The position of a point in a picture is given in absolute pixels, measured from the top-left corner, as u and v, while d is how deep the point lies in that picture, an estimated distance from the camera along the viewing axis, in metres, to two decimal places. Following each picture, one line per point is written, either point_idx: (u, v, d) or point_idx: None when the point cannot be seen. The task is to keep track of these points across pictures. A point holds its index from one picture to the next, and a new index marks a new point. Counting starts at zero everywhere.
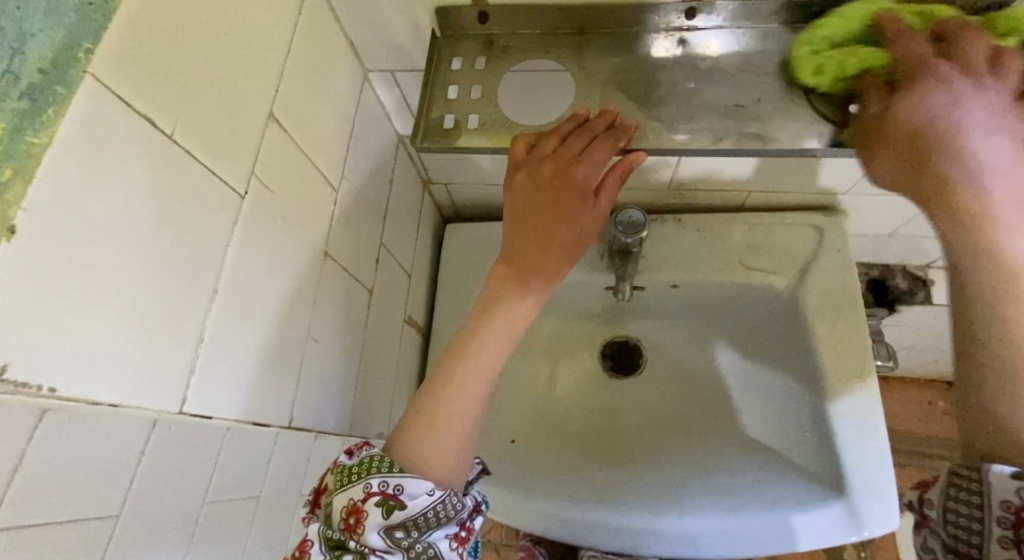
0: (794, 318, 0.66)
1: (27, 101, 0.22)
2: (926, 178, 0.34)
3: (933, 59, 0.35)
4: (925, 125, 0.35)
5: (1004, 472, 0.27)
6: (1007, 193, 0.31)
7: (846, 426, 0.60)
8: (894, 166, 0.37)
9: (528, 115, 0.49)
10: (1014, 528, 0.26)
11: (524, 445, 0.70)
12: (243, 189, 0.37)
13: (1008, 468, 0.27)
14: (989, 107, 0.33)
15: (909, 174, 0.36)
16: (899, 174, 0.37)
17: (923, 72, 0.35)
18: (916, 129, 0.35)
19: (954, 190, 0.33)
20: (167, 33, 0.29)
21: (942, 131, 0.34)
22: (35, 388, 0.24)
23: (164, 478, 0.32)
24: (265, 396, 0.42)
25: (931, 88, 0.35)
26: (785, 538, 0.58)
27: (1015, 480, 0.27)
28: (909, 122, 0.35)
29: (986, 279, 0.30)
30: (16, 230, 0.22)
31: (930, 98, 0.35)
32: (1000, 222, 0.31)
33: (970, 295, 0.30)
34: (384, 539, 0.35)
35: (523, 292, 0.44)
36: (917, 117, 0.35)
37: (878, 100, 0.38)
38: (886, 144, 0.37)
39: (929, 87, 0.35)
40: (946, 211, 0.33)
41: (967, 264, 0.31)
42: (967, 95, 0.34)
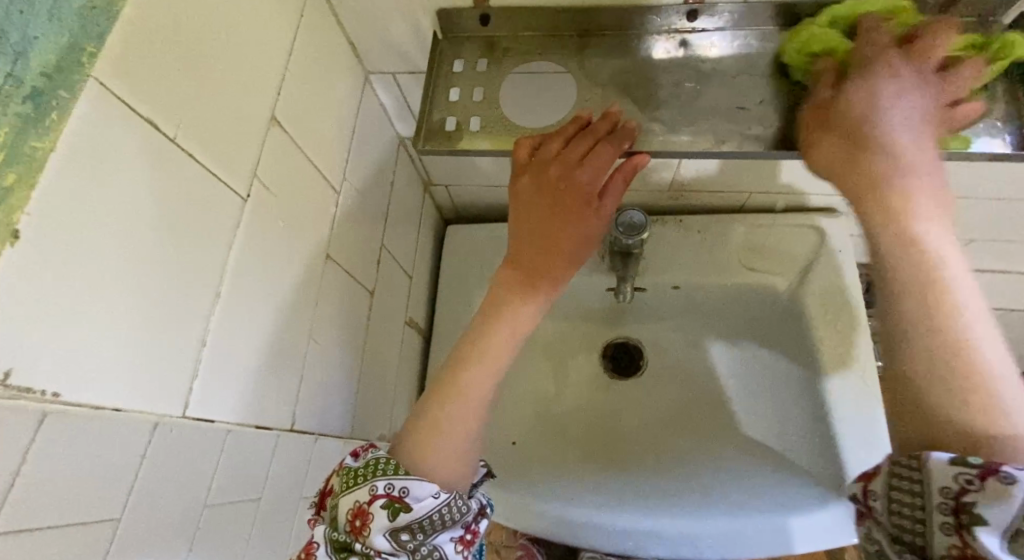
0: (795, 319, 0.66)
1: (30, 106, 0.22)
2: (863, 167, 0.35)
3: (881, 56, 0.38)
4: (868, 117, 0.36)
5: (939, 459, 0.25)
6: (923, 191, 0.33)
7: (847, 427, 0.60)
8: (835, 154, 0.37)
9: (529, 116, 0.49)
10: (958, 514, 0.24)
11: (525, 446, 0.70)
12: (245, 192, 0.37)
13: (944, 455, 0.25)
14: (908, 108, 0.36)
15: (837, 163, 0.37)
16: (831, 162, 0.38)
17: (868, 69, 0.38)
18: (858, 123, 0.36)
19: (884, 181, 0.34)
20: (170, 36, 0.29)
21: (880, 125, 0.35)
22: (38, 392, 0.24)
23: (165, 481, 0.32)
24: (266, 398, 0.42)
25: (879, 82, 0.37)
26: (784, 540, 0.57)
27: (952, 465, 0.25)
28: (854, 115, 0.37)
29: (912, 268, 0.30)
30: (21, 234, 0.22)
31: (869, 95, 0.37)
32: (917, 212, 0.32)
33: (913, 277, 0.30)
34: (390, 542, 0.35)
35: (529, 295, 0.44)
36: (851, 110, 0.37)
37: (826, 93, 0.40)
38: (826, 133, 0.39)
39: (874, 82, 0.37)
40: (865, 199, 0.34)
41: (891, 248, 0.32)
42: (889, 95, 0.36)
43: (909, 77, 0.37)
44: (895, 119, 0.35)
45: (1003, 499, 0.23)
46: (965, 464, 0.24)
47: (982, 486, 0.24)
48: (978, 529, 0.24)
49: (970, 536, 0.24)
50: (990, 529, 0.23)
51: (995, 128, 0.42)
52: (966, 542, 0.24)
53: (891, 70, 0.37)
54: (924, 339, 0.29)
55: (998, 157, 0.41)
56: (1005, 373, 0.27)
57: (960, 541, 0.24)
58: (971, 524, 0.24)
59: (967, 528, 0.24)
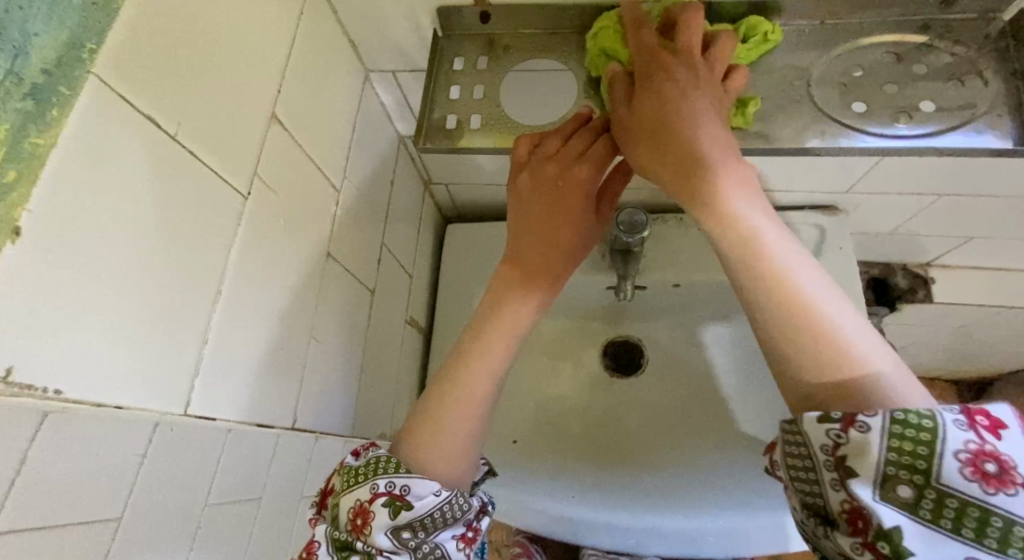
0: None
1: (30, 102, 0.22)
2: (671, 155, 0.34)
3: (659, 51, 0.39)
4: (666, 108, 0.36)
5: (810, 417, 0.26)
6: (733, 167, 0.33)
7: None
8: (644, 152, 0.36)
9: (525, 113, 0.50)
10: (837, 469, 0.25)
11: (525, 445, 0.70)
12: (246, 190, 0.37)
13: (814, 413, 0.26)
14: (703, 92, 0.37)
15: (651, 159, 0.36)
16: (646, 161, 0.36)
17: (657, 63, 0.38)
18: (659, 114, 0.36)
19: (698, 170, 0.33)
20: (170, 33, 0.29)
21: (686, 110, 0.35)
22: (40, 389, 0.24)
23: (166, 479, 0.32)
24: (267, 397, 0.41)
25: (665, 73, 0.37)
26: (784, 537, 0.58)
27: (821, 422, 0.25)
28: (652, 108, 0.36)
29: (755, 272, 0.29)
30: (22, 231, 0.22)
31: (674, 81, 0.37)
32: (733, 199, 0.32)
33: (755, 267, 0.30)
34: (392, 540, 0.36)
35: (529, 293, 0.44)
36: (656, 101, 0.36)
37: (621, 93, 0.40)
38: (632, 132, 0.38)
39: (660, 76, 0.37)
40: (692, 195, 0.33)
41: (730, 243, 0.31)
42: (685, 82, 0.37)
43: (689, 61, 0.39)
44: (694, 103, 0.36)
45: (865, 448, 0.24)
46: (830, 418, 0.25)
47: (847, 437, 0.24)
48: (852, 481, 0.24)
49: (848, 490, 0.24)
50: (862, 480, 0.24)
51: (996, 123, 0.42)
52: (850, 498, 0.24)
53: (680, 61, 0.38)
54: (779, 322, 0.28)
55: (999, 152, 0.41)
56: (853, 332, 0.27)
57: (843, 496, 0.25)
58: (848, 477, 0.24)
59: (844, 482, 0.25)
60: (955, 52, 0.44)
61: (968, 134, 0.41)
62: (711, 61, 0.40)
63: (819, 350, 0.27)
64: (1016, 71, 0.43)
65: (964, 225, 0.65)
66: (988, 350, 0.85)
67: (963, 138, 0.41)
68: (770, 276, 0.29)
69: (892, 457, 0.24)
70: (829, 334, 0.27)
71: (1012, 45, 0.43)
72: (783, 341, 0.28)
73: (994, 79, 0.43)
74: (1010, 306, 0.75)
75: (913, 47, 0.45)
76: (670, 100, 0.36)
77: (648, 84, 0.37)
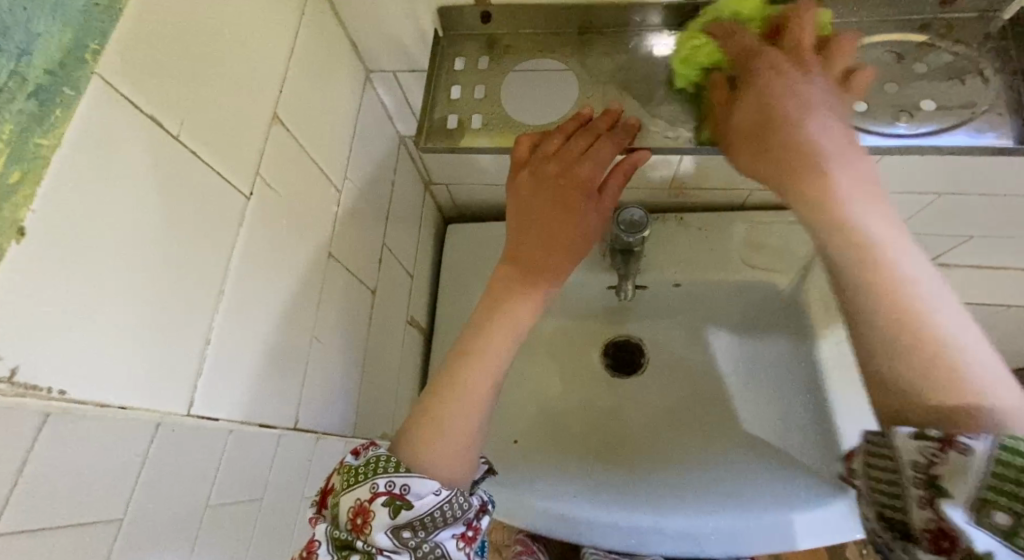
0: (796, 316, 0.66)
1: (35, 102, 0.22)
2: (776, 153, 0.33)
3: (760, 50, 0.37)
4: (767, 109, 0.34)
5: (906, 433, 0.25)
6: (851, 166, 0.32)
7: (848, 423, 0.60)
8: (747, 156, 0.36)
9: (528, 114, 0.49)
10: (927, 487, 0.24)
11: (526, 444, 0.70)
12: (248, 190, 0.37)
13: (910, 429, 0.25)
14: (822, 93, 0.35)
15: (757, 155, 0.35)
16: (750, 158, 0.36)
17: (755, 64, 0.37)
18: (760, 115, 0.35)
19: (811, 164, 0.32)
20: (173, 33, 0.29)
21: (792, 109, 0.34)
22: (45, 389, 0.24)
23: (168, 480, 0.32)
24: (269, 397, 0.41)
25: (761, 74, 0.36)
26: (784, 536, 0.58)
27: (916, 439, 0.24)
28: (755, 109, 0.35)
29: (858, 275, 0.28)
30: (26, 231, 0.22)
31: (783, 78, 0.35)
32: (847, 196, 0.30)
33: (866, 272, 0.28)
34: (391, 539, 0.35)
35: (528, 290, 0.44)
36: (760, 100, 0.35)
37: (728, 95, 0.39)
38: (738, 131, 0.37)
39: (759, 76, 0.36)
40: (795, 192, 0.32)
41: (834, 239, 0.29)
42: (797, 79, 0.35)
43: (813, 60, 0.37)
44: (806, 102, 0.34)
45: (962, 470, 0.23)
46: (927, 436, 0.24)
47: (943, 458, 0.23)
48: (943, 502, 0.23)
49: (937, 511, 0.23)
50: (955, 503, 0.23)
51: (997, 122, 0.42)
52: (938, 517, 0.23)
53: (792, 62, 0.36)
54: (885, 326, 0.27)
55: (1000, 151, 0.41)
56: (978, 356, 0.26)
57: (933, 515, 0.24)
58: (938, 497, 0.23)
59: (933, 502, 0.23)
60: (956, 51, 0.44)
61: (967, 134, 0.42)
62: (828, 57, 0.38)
63: (930, 361, 0.25)
64: (1016, 69, 0.43)
65: None
66: None
67: (962, 137, 0.41)
68: (884, 280, 0.27)
69: (991, 482, 0.22)
70: (935, 346, 0.26)
71: (1012, 44, 0.43)
72: (894, 349, 0.26)
73: (994, 78, 0.43)
74: None
75: (913, 46, 0.45)
76: (773, 96, 0.35)
77: (749, 85, 0.37)
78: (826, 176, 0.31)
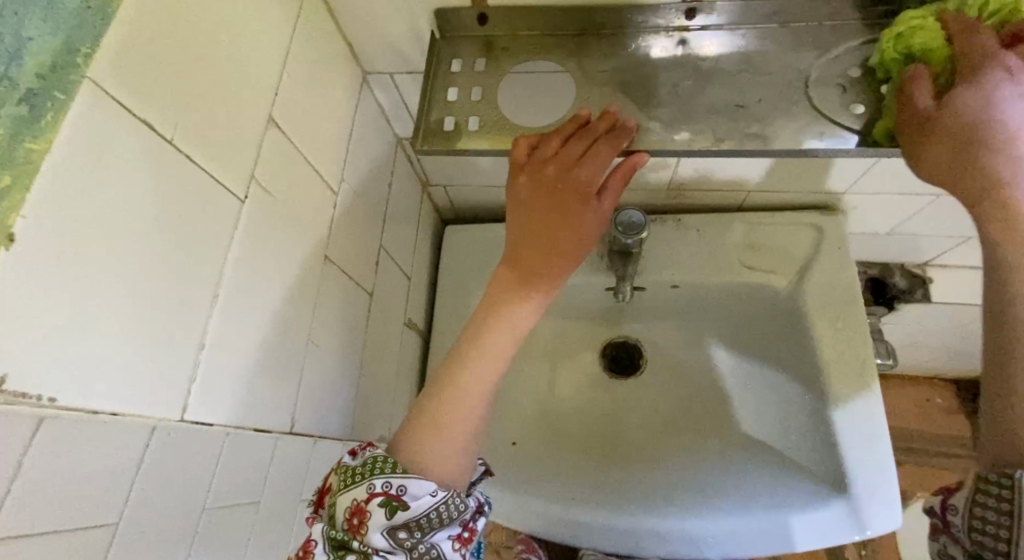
0: (794, 316, 0.66)
1: (26, 106, 0.22)
2: (980, 176, 0.32)
3: (1003, 57, 0.34)
4: (988, 118, 0.32)
5: None
6: None
7: (846, 425, 0.60)
8: (938, 154, 0.34)
9: (526, 116, 0.49)
10: None
11: (524, 446, 0.70)
12: (243, 193, 0.37)
13: None
14: None
15: (955, 172, 0.33)
16: (946, 170, 0.34)
17: (998, 69, 0.34)
18: (981, 121, 0.32)
19: (1011, 194, 0.31)
20: (166, 35, 0.29)
21: (1004, 129, 0.32)
22: (35, 397, 0.23)
23: (164, 484, 0.32)
24: (265, 401, 0.41)
25: (1002, 84, 0.33)
26: (784, 539, 0.58)
27: None
28: (973, 114, 0.33)
29: None
30: (16, 237, 0.22)
31: (999, 93, 0.33)
32: None
33: None
34: (387, 540, 0.35)
35: (525, 295, 0.44)
36: (977, 113, 0.33)
37: (923, 97, 0.36)
38: (932, 137, 0.34)
39: (999, 84, 0.33)
40: (999, 217, 0.31)
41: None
42: (1023, 93, 0.33)
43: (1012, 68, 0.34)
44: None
45: None
46: None
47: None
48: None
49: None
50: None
51: None
52: None
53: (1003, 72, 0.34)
54: None
55: None
56: None
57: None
58: None
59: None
60: None
61: None
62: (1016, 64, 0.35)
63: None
64: None
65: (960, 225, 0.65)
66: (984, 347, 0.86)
67: None
68: None
69: None
70: None
71: None
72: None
73: None
74: None
75: None
76: (995, 113, 0.32)
77: (969, 87, 0.34)
78: None
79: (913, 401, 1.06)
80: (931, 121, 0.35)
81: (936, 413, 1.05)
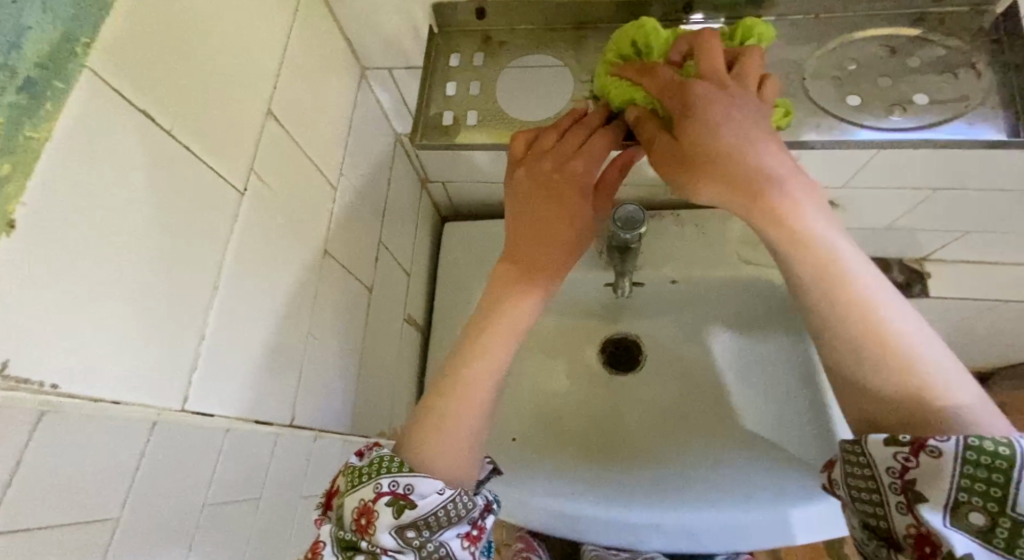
0: (794, 308, 0.67)
1: (25, 96, 0.22)
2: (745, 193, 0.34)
3: (688, 83, 0.37)
4: (722, 145, 0.35)
5: (879, 442, 0.31)
6: (805, 194, 0.35)
7: (843, 416, 0.60)
8: (709, 188, 0.35)
9: (525, 111, 0.49)
10: (905, 493, 0.29)
11: (524, 442, 0.70)
12: (242, 186, 0.37)
13: (882, 438, 0.31)
14: (751, 113, 0.36)
15: (727, 194, 0.35)
16: (719, 195, 0.35)
17: (691, 92, 0.36)
18: (727, 151, 0.34)
19: (779, 206, 0.34)
20: (163, 24, 0.29)
21: (740, 142, 0.35)
22: (37, 384, 0.23)
23: (166, 477, 0.32)
24: (265, 394, 0.41)
25: (707, 103, 0.35)
26: (783, 531, 0.58)
27: (890, 447, 0.30)
28: (710, 146, 0.35)
29: (847, 320, 0.34)
30: (16, 224, 0.22)
31: (713, 106, 0.35)
32: (811, 231, 0.35)
33: (854, 316, 0.34)
34: (396, 539, 0.35)
35: (528, 288, 0.44)
36: (709, 136, 0.35)
37: (659, 134, 0.38)
38: (682, 166, 0.36)
39: (709, 106, 0.35)
40: (780, 237, 0.35)
41: (819, 278, 0.34)
42: (723, 104, 0.36)
43: (713, 87, 0.37)
44: (752, 128, 0.35)
45: (937, 472, 0.28)
46: (898, 444, 0.30)
47: (917, 462, 0.29)
48: (921, 506, 0.29)
49: (917, 514, 0.29)
50: (932, 506, 0.29)
51: (992, 116, 0.42)
52: (917, 520, 0.29)
53: (715, 87, 0.37)
54: (876, 351, 0.33)
55: (996, 145, 0.41)
56: (928, 354, 0.33)
57: (913, 520, 0.29)
58: (917, 501, 0.29)
59: (913, 506, 0.29)
60: (950, 44, 0.44)
61: (963, 126, 0.42)
62: (738, 73, 0.38)
63: (903, 378, 0.32)
64: (1010, 63, 0.43)
65: (959, 219, 0.65)
66: (983, 339, 0.87)
67: (958, 130, 0.42)
68: (863, 315, 0.33)
69: (965, 484, 0.27)
70: (911, 366, 0.32)
71: (1006, 37, 0.43)
72: (884, 376, 0.32)
73: (987, 71, 0.43)
74: (1007, 299, 0.75)
75: (904, 40, 0.45)
76: (719, 128, 0.35)
77: (692, 117, 0.36)
78: (801, 216, 0.35)
79: None
80: (679, 158, 0.36)
81: None
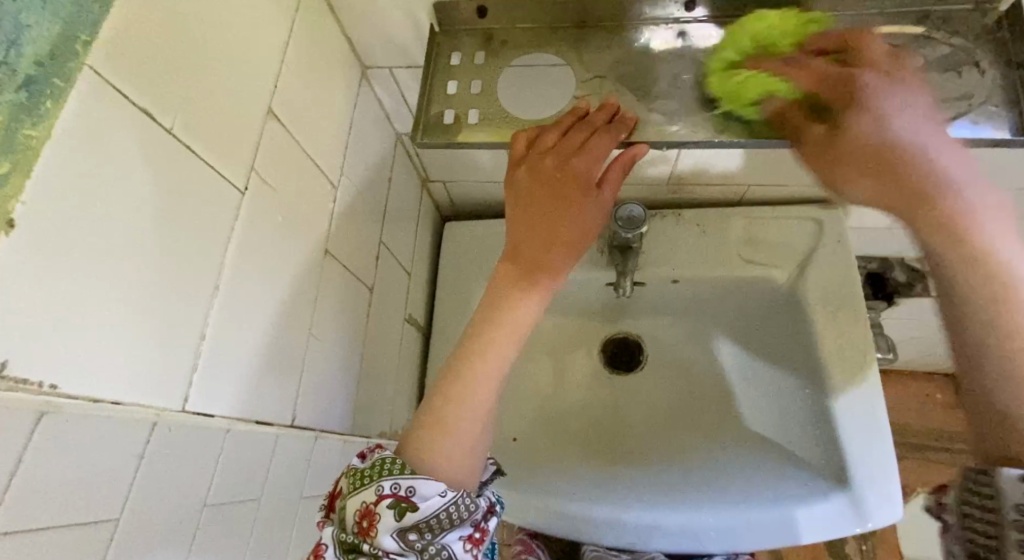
0: (794, 310, 0.66)
1: (25, 93, 0.22)
2: (905, 191, 0.36)
3: (852, 76, 0.39)
4: (888, 139, 0.37)
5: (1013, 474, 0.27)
6: (970, 188, 0.36)
7: (848, 416, 0.59)
8: (867, 184, 0.38)
9: (527, 109, 0.48)
10: None
11: (525, 442, 0.70)
12: (243, 185, 0.37)
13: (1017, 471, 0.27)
14: (923, 105, 0.39)
15: (885, 190, 0.37)
16: (881, 192, 0.38)
17: (856, 88, 0.39)
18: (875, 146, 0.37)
19: (927, 201, 0.36)
20: (165, 22, 0.29)
21: (909, 136, 0.37)
22: (36, 383, 0.23)
23: (165, 478, 0.32)
24: (265, 395, 0.41)
25: (873, 99, 0.38)
26: (789, 531, 0.58)
27: None
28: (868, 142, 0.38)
29: (999, 322, 0.33)
30: (16, 222, 0.21)
31: (891, 103, 0.38)
32: (970, 226, 0.34)
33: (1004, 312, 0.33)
34: (398, 542, 0.35)
35: (528, 288, 0.44)
36: (876, 134, 0.37)
37: (817, 130, 0.40)
38: (846, 163, 0.39)
39: (874, 104, 0.38)
40: (943, 231, 0.35)
41: (962, 273, 0.34)
42: (891, 102, 0.38)
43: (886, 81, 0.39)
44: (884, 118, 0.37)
45: None
46: None
47: None
48: None
49: None
50: None
51: (995, 115, 0.42)
52: None
53: (883, 79, 0.39)
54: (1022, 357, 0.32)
55: (1000, 144, 0.41)
56: None
57: None
58: None
59: None
60: (953, 43, 0.44)
61: (970, 126, 0.41)
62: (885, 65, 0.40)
63: None
64: (1015, 62, 0.43)
65: None
66: None
67: (964, 129, 0.41)
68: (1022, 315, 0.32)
69: None
70: None
71: (1008, 36, 0.43)
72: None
73: (990, 71, 0.43)
74: None
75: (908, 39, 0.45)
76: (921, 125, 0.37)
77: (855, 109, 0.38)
78: (958, 208, 0.35)
79: (913, 398, 1.06)
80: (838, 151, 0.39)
81: (935, 409, 1.05)
